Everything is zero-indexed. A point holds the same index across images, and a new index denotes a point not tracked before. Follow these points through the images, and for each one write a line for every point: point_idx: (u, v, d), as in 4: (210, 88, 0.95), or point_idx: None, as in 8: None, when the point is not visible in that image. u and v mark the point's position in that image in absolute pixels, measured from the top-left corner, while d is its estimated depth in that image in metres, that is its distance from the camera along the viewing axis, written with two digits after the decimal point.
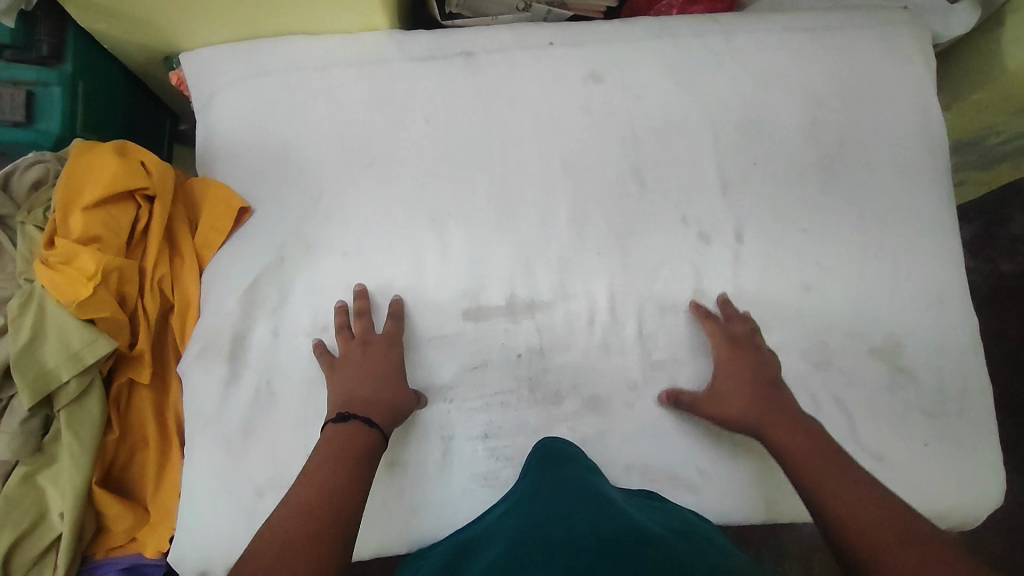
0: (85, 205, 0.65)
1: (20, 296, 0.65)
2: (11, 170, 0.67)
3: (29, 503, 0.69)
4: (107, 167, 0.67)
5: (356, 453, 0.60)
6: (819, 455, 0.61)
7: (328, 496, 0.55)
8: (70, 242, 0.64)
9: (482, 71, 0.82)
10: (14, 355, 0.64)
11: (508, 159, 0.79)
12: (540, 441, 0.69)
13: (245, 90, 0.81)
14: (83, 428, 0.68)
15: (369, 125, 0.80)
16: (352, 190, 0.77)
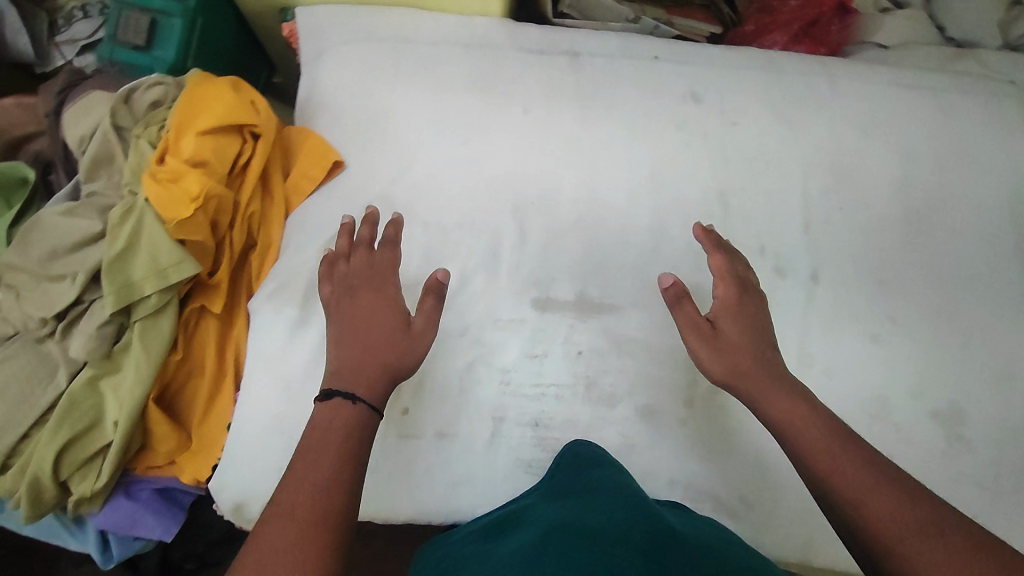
0: (197, 129, 0.67)
1: (122, 206, 0.68)
2: (134, 86, 0.69)
3: (91, 406, 0.72)
4: (224, 99, 0.69)
5: (349, 433, 0.54)
6: (818, 420, 0.55)
7: (322, 489, 0.50)
8: (180, 161, 0.66)
9: (585, 72, 0.83)
10: (107, 262, 0.67)
11: (599, 159, 0.80)
12: (573, 443, 0.68)
13: (355, 51, 0.84)
14: (151, 344, 0.70)
15: (469, 104, 0.81)
16: (442, 163, 0.79)
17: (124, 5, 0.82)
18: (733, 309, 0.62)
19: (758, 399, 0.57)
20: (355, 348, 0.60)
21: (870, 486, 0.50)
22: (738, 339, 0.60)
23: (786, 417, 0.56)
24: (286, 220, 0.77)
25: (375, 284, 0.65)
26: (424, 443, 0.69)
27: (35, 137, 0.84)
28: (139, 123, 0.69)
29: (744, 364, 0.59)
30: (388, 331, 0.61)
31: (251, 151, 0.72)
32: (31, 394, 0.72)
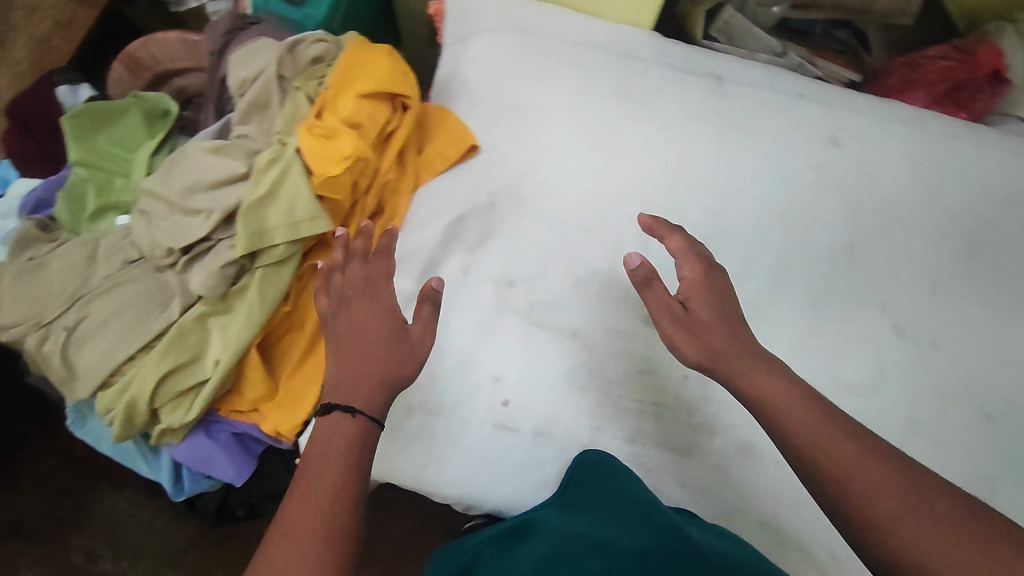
0: (358, 92, 0.68)
1: (271, 153, 0.69)
2: (299, 40, 0.71)
3: (197, 339, 0.75)
4: (385, 68, 0.70)
5: (349, 448, 0.53)
6: (805, 403, 0.52)
7: (325, 507, 0.50)
8: (338, 120, 0.67)
9: (727, 97, 0.82)
10: (246, 205, 0.68)
11: (729, 187, 0.79)
12: (581, 453, 0.67)
13: (501, 40, 0.84)
14: (268, 291, 0.71)
15: (609, 112, 0.81)
16: (573, 166, 0.79)
17: None
18: (705, 288, 0.59)
19: (741, 380, 0.55)
20: (352, 362, 0.58)
21: (862, 468, 0.48)
22: (713, 319, 0.57)
23: (775, 397, 0.53)
24: (413, 195, 0.78)
25: (370, 294, 0.62)
26: (520, 437, 0.69)
27: (180, 73, 0.86)
28: (300, 76, 0.70)
29: (721, 346, 0.56)
30: (383, 339, 0.59)
31: (398, 121, 0.72)
32: (147, 318, 0.75)
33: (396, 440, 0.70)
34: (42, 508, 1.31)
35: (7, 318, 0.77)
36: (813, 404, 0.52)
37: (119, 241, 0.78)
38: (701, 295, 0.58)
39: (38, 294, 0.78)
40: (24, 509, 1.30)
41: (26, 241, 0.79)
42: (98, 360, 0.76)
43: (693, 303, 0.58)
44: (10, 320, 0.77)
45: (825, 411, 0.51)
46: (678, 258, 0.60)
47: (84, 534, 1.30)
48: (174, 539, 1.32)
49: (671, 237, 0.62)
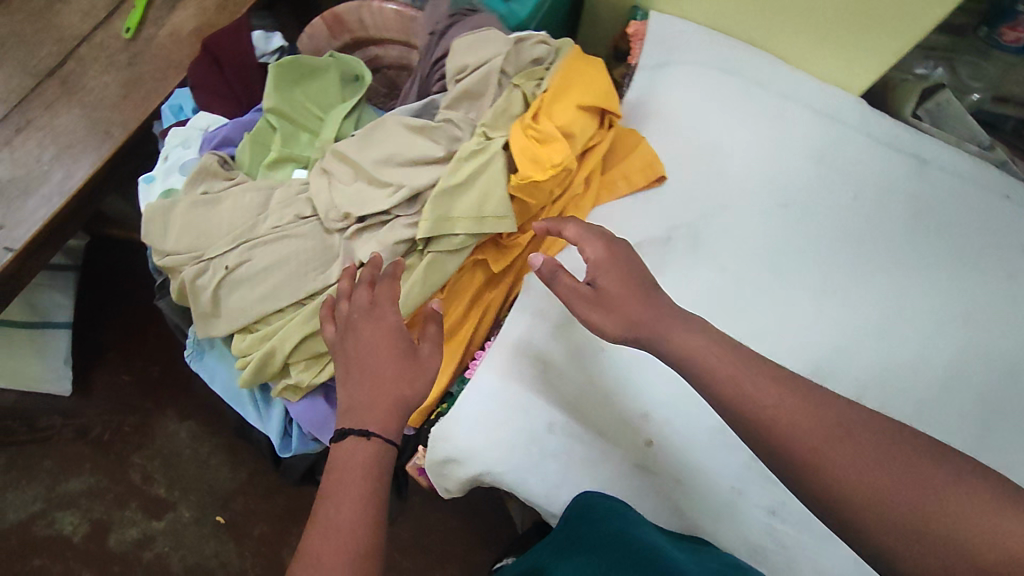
0: (576, 103, 0.67)
1: (475, 143, 0.68)
2: (527, 38, 0.72)
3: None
4: (602, 84, 0.69)
5: (366, 472, 0.55)
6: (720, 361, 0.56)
7: (349, 532, 0.52)
8: (552, 127, 0.66)
9: (928, 182, 0.79)
10: (439, 188, 0.67)
11: (913, 274, 0.76)
12: (585, 492, 0.66)
13: (706, 74, 0.82)
14: (433, 275, 0.70)
15: (803, 171, 0.79)
16: (759, 218, 0.77)
17: None
18: (612, 254, 0.65)
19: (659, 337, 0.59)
20: (363, 385, 0.60)
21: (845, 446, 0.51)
22: (622, 291, 0.62)
23: (708, 365, 0.56)
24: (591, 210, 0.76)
25: (377, 317, 0.64)
26: (658, 480, 0.69)
27: (379, 43, 0.86)
28: (520, 74, 0.71)
29: (634, 315, 0.61)
30: (390, 359, 0.61)
31: (600, 137, 0.74)
32: (309, 276, 0.75)
33: (534, 454, 0.70)
34: (110, 418, 1.32)
35: (174, 247, 0.78)
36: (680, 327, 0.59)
37: (295, 193, 0.78)
38: (604, 269, 0.63)
39: (208, 229, 0.78)
40: (91, 416, 1.32)
41: (204, 174, 0.79)
42: (251, 306, 0.76)
43: (599, 281, 0.63)
44: (177, 249, 0.78)
45: (806, 390, 0.54)
46: (579, 242, 0.65)
47: (144, 455, 1.31)
48: (226, 480, 1.31)
49: (568, 226, 0.66)
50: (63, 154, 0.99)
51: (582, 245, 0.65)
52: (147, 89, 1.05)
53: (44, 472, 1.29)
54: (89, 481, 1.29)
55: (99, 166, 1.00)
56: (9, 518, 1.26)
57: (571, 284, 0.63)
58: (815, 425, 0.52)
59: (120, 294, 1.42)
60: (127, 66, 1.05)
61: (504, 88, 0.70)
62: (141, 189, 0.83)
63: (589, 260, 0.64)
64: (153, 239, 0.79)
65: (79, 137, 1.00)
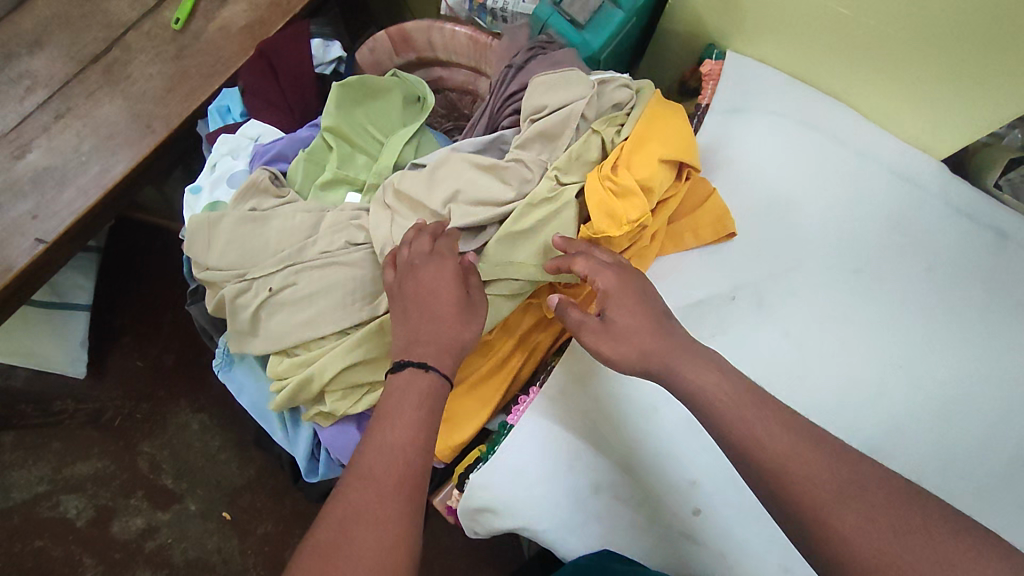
0: (658, 155, 0.66)
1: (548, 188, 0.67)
2: (608, 82, 0.72)
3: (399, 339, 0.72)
4: (683, 137, 0.69)
5: (423, 399, 0.55)
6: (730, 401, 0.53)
7: (402, 453, 0.51)
8: (633, 178, 0.65)
9: (1008, 259, 0.75)
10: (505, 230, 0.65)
11: (985, 354, 0.72)
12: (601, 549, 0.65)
13: (782, 125, 0.80)
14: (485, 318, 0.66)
15: (874, 233, 0.76)
16: (825, 280, 0.74)
17: None
18: (628, 280, 0.61)
19: (675, 371, 0.56)
20: (421, 322, 0.59)
21: (819, 474, 0.48)
22: (634, 322, 0.58)
23: (709, 397, 0.54)
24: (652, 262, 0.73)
25: (438, 260, 0.62)
26: (702, 551, 0.65)
27: (445, 65, 0.84)
28: (600, 117, 0.70)
29: (645, 347, 0.57)
30: (451, 300, 0.60)
31: (677, 189, 0.72)
32: (354, 306, 0.72)
33: (573, 514, 0.67)
34: (123, 404, 1.30)
35: (217, 263, 0.74)
36: (681, 355, 0.56)
37: (346, 219, 0.74)
38: (617, 300, 0.59)
39: (252, 247, 0.74)
40: (105, 400, 1.30)
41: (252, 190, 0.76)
42: (291, 331, 0.73)
43: (609, 313, 0.59)
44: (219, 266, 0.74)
45: (791, 420, 0.52)
46: (590, 274, 0.61)
47: (154, 444, 1.28)
48: (233, 478, 1.27)
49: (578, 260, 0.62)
50: (103, 145, 0.96)
51: (594, 278, 0.61)
52: (193, 84, 1.01)
53: (51, 453, 1.27)
54: (95, 466, 1.27)
55: (139, 159, 0.96)
56: (13, 497, 1.25)
57: (579, 320, 0.60)
58: (795, 448, 0.50)
59: (140, 281, 1.37)
60: (175, 58, 1.02)
61: (584, 131, 0.69)
62: (187, 200, 0.80)
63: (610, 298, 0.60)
64: (196, 254, 0.76)
65: (120, 128, 0.97)
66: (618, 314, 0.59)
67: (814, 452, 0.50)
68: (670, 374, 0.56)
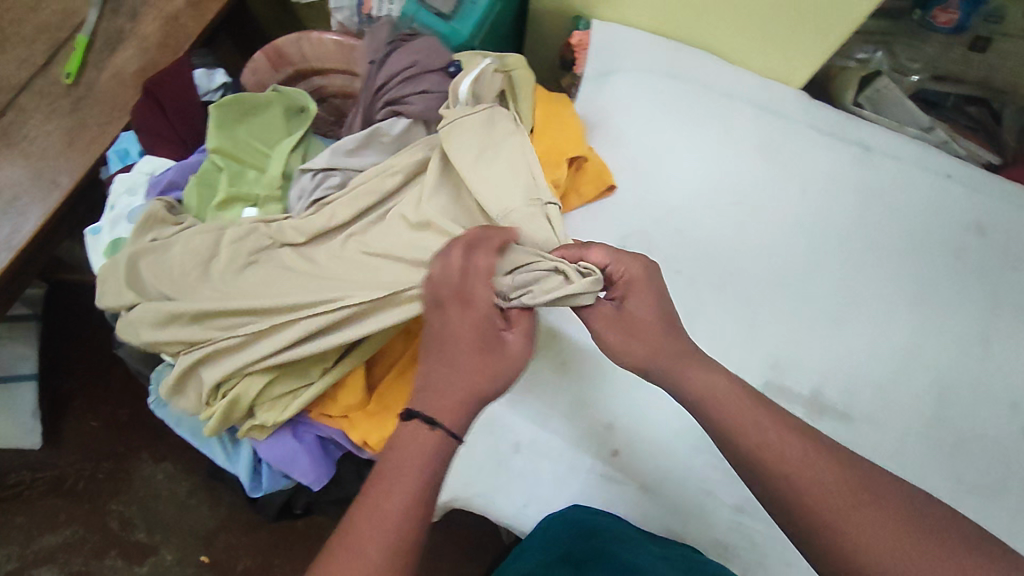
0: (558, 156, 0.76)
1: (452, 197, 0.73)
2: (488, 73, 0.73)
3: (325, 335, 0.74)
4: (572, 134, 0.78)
5: (424, 464, 0.51)
6: (739, 403, 0.53)
7: (391, 528, 0.48)
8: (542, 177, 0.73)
9: (873, 171, 0.81)
10: None
11: (863, 263, 0.77)
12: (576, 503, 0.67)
13: (648, 82, 0.84)
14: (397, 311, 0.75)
15: (747, 167, 0.80)
16: (709, 217, 0.78)
17: None
18: (640, 285, 0.60)
19: (680, 374, 0.56)
20: (441, 364, 0.55)
21: (847, 501, 0.48)
22: (646, 318, 0.59)
23: (724, 402, 0.54)
24: None
25: (468, 293, 0.57)
26: (624, 488, 0.68)
27: (324, 74, 0.87)
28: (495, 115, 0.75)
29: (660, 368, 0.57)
30: (475, 348, 0.55)
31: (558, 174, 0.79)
32: None
33: (499, 474, 0.70)
34: (83, 467, 1.29)
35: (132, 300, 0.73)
36: (736, 404, 0.54)
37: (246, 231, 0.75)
38: (639, 293, 0.60)
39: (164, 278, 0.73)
40: (64, 466, 1.29)
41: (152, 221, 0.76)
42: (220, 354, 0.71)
43: (628, 303, 0.59)
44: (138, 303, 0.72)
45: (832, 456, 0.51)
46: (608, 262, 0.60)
47: (122, 500, 1.27)
48: (206, 519, 1.27)
49: (591, 250, 0.61)
50: (6, 208, 0.96)
51: (617, 264, 0.60)
52: (90, 134, 1.01)
53: (17, 530, 1.25)
54: (65, 534, 1.26)
55: (47, 216, 0.97)
56: None
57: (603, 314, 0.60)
58: (829, 479, 0.49)
59: (82, 342, 1.35)
60: (67, 112, 1.02)
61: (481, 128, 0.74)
62: (89, 242, 0.81)
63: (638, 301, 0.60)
64: (112, 295, 0.74)
65: (22, 189, 0.96)
66: (638, 310, 0.59)
67: (843, 482, 0.49)
68: (676, 376, 0.56)
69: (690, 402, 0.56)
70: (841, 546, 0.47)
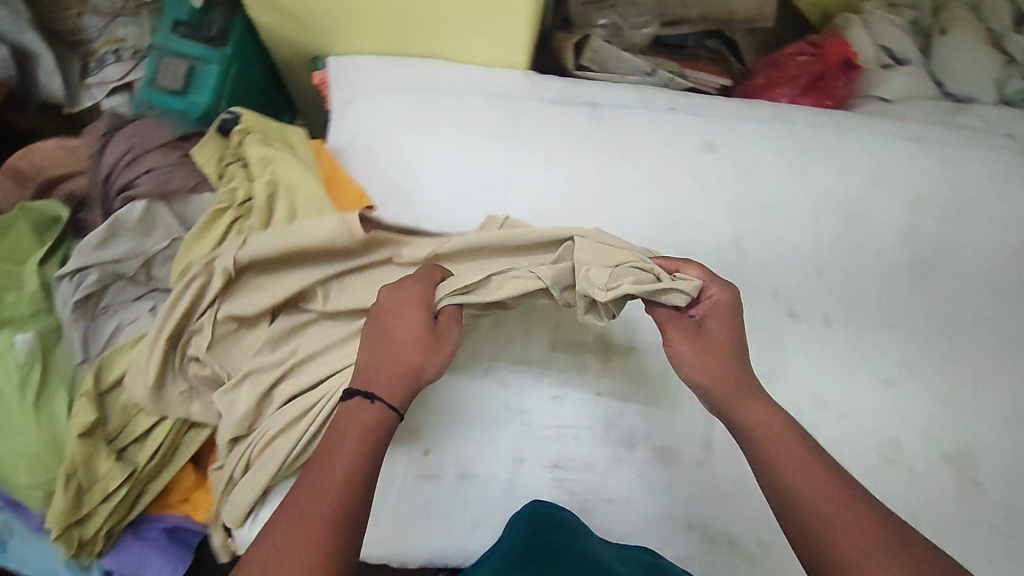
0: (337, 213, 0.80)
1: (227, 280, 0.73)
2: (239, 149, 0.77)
3: (109, 426, 0.74)
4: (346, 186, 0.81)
5: (365, 434, 0.54)
6: (784, 442, 0.57)
7: (329, 494, 0.50)
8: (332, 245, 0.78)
9: (606, 123, 0.87)
10: None
11: (617, 207, 0.84)
12: (529, 502, 0.69)
13: (384, 100, 0.88)
14: None
15: (492, 152, 0.85)
16: (469, 207, 0.83)
17: (164, 53, 0.87)
18: (723, 311, 0.63)
19: (732, 407, 0.60)
20: (374, 346, 0.60)
21: (832, 509, 0.53)
22: (724, 337, 0.63)
23: (760, 427, 0.59)
24: None
25: (421, 301, 0.62)
26: (445, 484, 0.71)
27: (72, 178, 0.87)
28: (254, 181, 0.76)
29: (714, 392, 0.61)
30: (418, 328, 0.60)
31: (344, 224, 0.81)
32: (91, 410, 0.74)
33: None
34: None
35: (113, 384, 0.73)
36: (761, 429, 0.59)
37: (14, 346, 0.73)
38: (732, 314, 0.64)
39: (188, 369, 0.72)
40: None
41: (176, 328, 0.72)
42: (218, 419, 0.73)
43: (706, 322, 0.63)
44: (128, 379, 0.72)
45: (852, 491, 0.54)
46: (703, 281, 0.65)
47: None
48: None
49: (686, 265, 0.65)
50: None
51: (707, 287, 0.65)
52: None
53: None
54: None
55: None
56: None
57: (673, 316, 0.64)
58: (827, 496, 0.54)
59: None
60: None
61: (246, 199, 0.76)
62: None
63: (738, 319, 0.64)
64: None
65: None
66: (715, 329, 0.63)
67: (840, 504, 0.53)
68: (727, 408, 0.60)
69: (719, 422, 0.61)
70: (822, 538, 0.52)
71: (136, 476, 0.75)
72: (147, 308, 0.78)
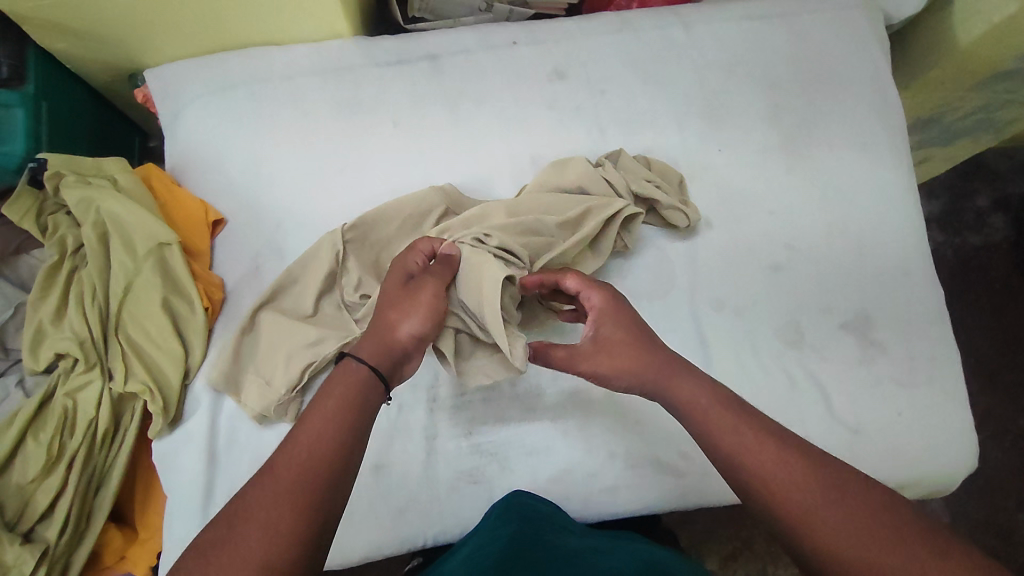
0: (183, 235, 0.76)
1: (76, 333, 0.70)
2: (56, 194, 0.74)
3: (7, 512, 0.70)
4: (189, 206, 0.77)
5: (346, 396, 0.52)
6: (743, 427, 0.52)
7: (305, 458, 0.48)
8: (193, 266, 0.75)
9: (448, 74, 0.83)
10: (72, 386, 0.71)
11: (475, 159, 0.81)
12: (511, 491, 0.68)
13: (210, 103, 0.81)
14: (78, 424, 0.71)
15: (336, 132, 0.81)
16: (322, 193, 0.79)
17: None
18: (609, 314, 0.60)
19: (683, 407, 0.56)
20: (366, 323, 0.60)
21: (807, 495, 0.48)
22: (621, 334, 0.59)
23: (704, 415, 0.54)
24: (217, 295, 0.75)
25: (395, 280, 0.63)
26: (362, 480, 0.70)
27: None
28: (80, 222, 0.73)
29: (631, 385, 0.58)
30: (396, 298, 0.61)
31: (199, 245, 0.77)
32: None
33: None
34: None
35: (260, 409, 0.69)
36: (690, 397, 0.55)
37: None
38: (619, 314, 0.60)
39: (275, 366, 0.70)
40: None
41: (237, 352, 0.71)
42: (289, 423, 0.71)
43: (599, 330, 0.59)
44: (260, 407, 0.69)
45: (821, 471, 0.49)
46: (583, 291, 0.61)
47: None
48: None
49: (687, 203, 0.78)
50: None
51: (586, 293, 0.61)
52: None
53: None
54: None
55: None
56: None
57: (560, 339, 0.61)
58: (766, 453, 0.50)
59: None
60: None
61: (79, 244, 0.73)
62: None
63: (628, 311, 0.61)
64: None
65: None
66: (616, 331, 0.59)
67: (783, 462, 0.50)
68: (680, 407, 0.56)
69: (695, 430, 0.54)
70: (774, 493, 0.49)
71: (51, 555, 0.70)
72: (13, 381, 0.74)
